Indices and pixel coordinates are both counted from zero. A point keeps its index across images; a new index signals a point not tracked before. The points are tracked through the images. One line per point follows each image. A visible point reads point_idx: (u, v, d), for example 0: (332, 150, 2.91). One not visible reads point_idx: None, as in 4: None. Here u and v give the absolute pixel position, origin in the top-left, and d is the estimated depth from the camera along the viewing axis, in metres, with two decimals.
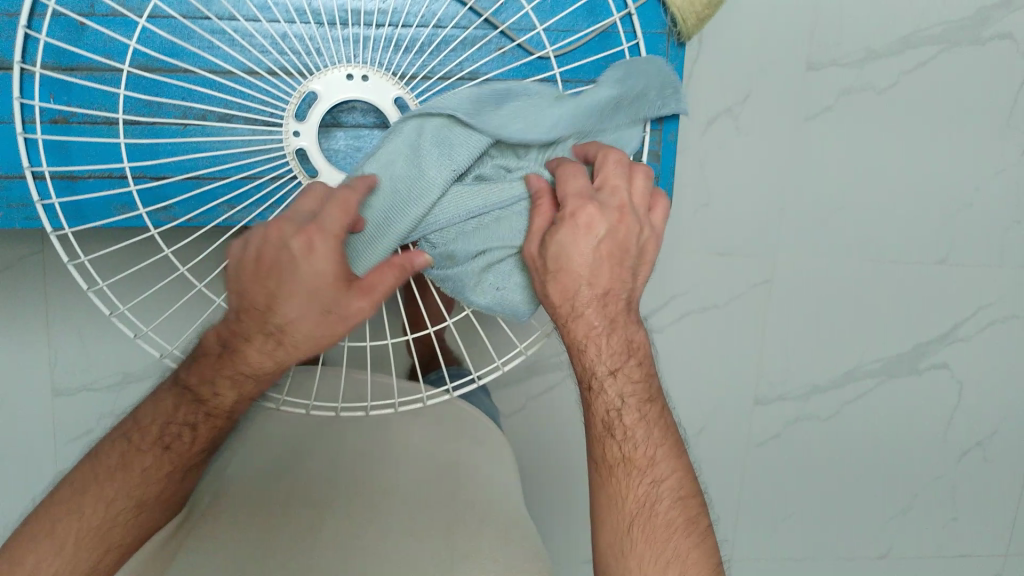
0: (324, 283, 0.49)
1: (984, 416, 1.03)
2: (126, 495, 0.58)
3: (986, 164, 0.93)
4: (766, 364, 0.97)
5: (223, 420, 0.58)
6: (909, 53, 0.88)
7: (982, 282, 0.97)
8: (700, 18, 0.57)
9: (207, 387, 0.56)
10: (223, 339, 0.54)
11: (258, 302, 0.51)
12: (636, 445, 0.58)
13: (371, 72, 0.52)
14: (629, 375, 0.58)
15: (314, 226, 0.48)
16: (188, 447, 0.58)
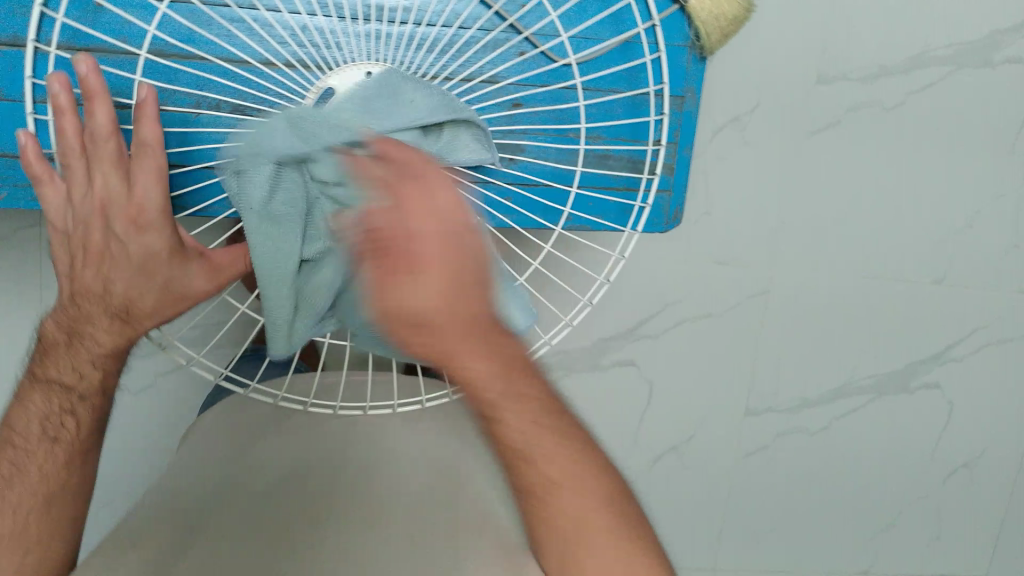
0: (159, 255, 0.49)
1: (972, 436, 1.03)
2: (30, 495, 0.55)
3: (989, 187, 0.93)
4: (758, 375, 0.97)
5: (99, 398, 0.57)
6: (918, 72, 0.88)
7: (977, 304, 0.97)
8: (721, 35, 0.58)
9: (68, 370, 0.55)
10: (69, 324, 0.53)
11: (93, 287, 0.50)
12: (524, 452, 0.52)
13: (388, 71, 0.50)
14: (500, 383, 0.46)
15: (133, 204, 0.47)
16: (76, 433, 0.57)
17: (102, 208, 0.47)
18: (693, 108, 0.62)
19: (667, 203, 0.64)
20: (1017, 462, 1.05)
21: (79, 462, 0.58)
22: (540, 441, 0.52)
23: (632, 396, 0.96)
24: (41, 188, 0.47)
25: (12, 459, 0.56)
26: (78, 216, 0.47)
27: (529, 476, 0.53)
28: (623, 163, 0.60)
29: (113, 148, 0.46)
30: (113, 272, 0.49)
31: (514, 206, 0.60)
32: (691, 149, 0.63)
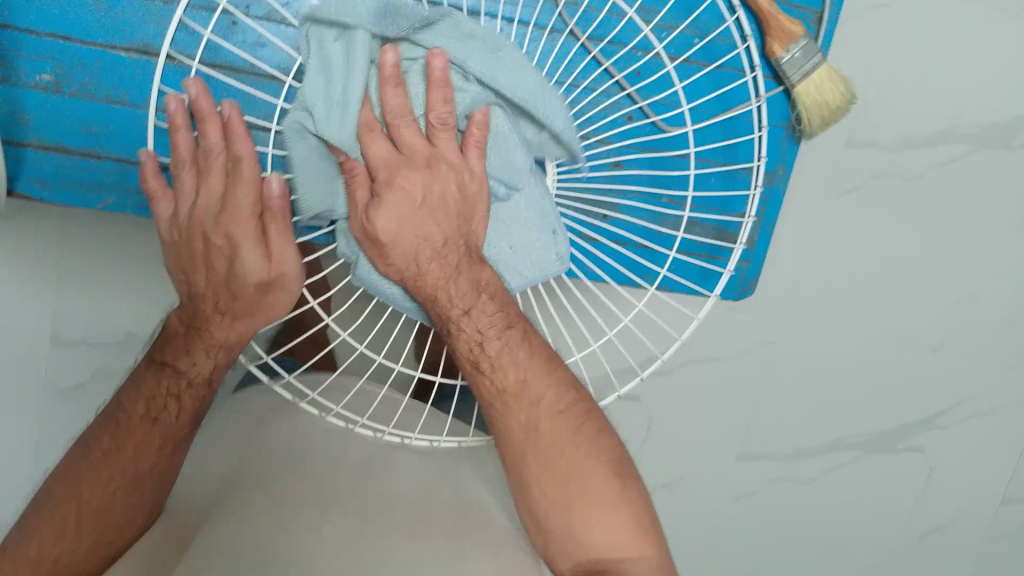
0: (256, 267, 0.56)
1: (948, 501, 1.06)
2: (122, 472, 0.60)
3: (994, 264, 0.96)
4: (756, 421, 0.99)
5: (205, 387, 0.62)
6: (941, 147, 0.91)
7: (969, 374, 1.00)
8: (821, 122, 0.68)
9: (184, 358, 0.61)
10: (188, 318, 0.60)
11: (198, 287, 0.58)
12: (512, 379, 0.64)
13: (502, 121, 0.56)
14: (484, 311, 0.61)
15: (236, 221, 0.54)
16: (175, 418, 0.62)
17: (206, 220, 0.55)
18: (780, 184, 0.74)
19: (743, 274, 0.77)
20: (987, 530, 1.08)
21: (170, 451, 0.62)
22: (536, 380, 0.65)
23: (632, 430, 0.97)
24: (156, 201, 0.55)
25: (112, 434, 0.61)
26: (186, 228, 0.55)
27: (520, 442, 0.65)
28: (709, 230, 0.69)
29: (218, 173, 0.53)
30: (216, 278, 0.57)
31: (600, 257, 0.70)
32: (772, 224, 0.76)
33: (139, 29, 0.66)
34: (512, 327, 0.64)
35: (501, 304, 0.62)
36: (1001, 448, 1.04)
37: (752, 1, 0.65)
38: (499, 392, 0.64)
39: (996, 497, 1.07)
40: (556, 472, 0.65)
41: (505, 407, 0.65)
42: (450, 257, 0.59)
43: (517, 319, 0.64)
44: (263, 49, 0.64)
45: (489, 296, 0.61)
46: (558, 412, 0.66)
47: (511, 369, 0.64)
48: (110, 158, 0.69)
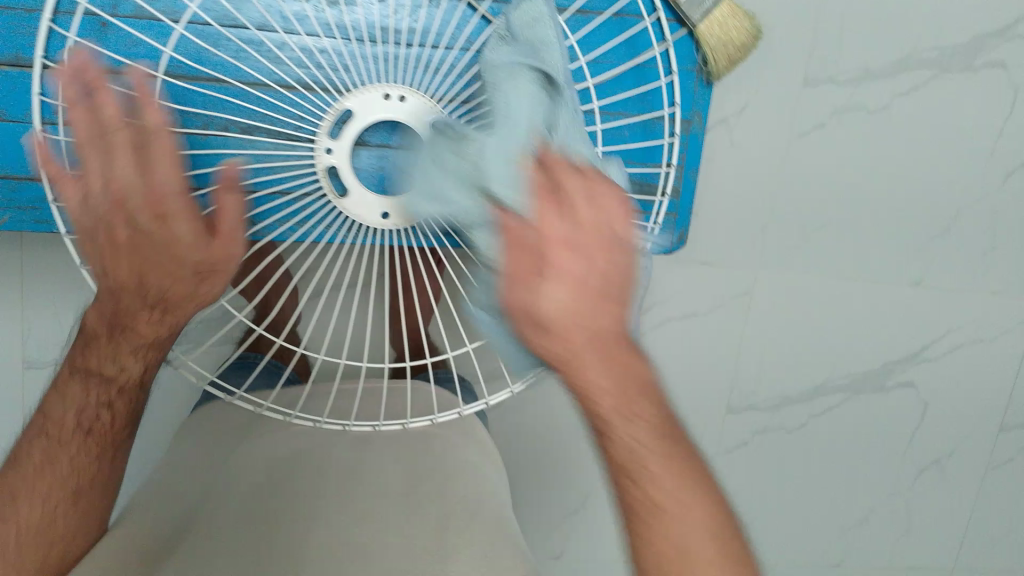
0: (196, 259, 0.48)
1: (945, 434, 1.05)
2: (59, 483, 0.59)
3: (968, 189, 0.94)
4: (740, 372, 0.99)
5: (137, 390, 0.59)
6: (902, 76, 0.89)
7: (953, 304, 0.99)
8: (728, 61, 0.67)
9: (111, 365, 0.56)
10: (111, 314, 0.52)
11: (124, 281, 0.48)
12: (628, 453, 0.48)
13: (408, 92, 0.53)
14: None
15: (165, 206, 0.46)
16: (109, 424, 0.60)
17: (120, 202, 0.45)
18: (700, 130, 0.71)
19: (673, 226, 0.75)
20: (988, 458, 1.07)
21: (107, 458, 0.61)
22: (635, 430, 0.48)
23: None
24: (60, 187, 0.46)
25: (42, 446, 0.59)
26: (95, 215, 0.46)
27: (620, 450, 0.49)
28: (630, 186, 0.67)
29: (131, 148, 0.45)
30: (142, 266, 0.48)
31: None
32: (696, 172, 0.73)
33: (8, 40, 0.64)
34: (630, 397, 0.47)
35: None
36: (994, 376, 1.03)
37: None
38: (612, 427, 0.48)
39: (994, 424, 1.06)
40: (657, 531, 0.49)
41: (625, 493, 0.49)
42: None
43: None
44: (137, 46, 0.61)
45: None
46: (678, 462, 0.49)
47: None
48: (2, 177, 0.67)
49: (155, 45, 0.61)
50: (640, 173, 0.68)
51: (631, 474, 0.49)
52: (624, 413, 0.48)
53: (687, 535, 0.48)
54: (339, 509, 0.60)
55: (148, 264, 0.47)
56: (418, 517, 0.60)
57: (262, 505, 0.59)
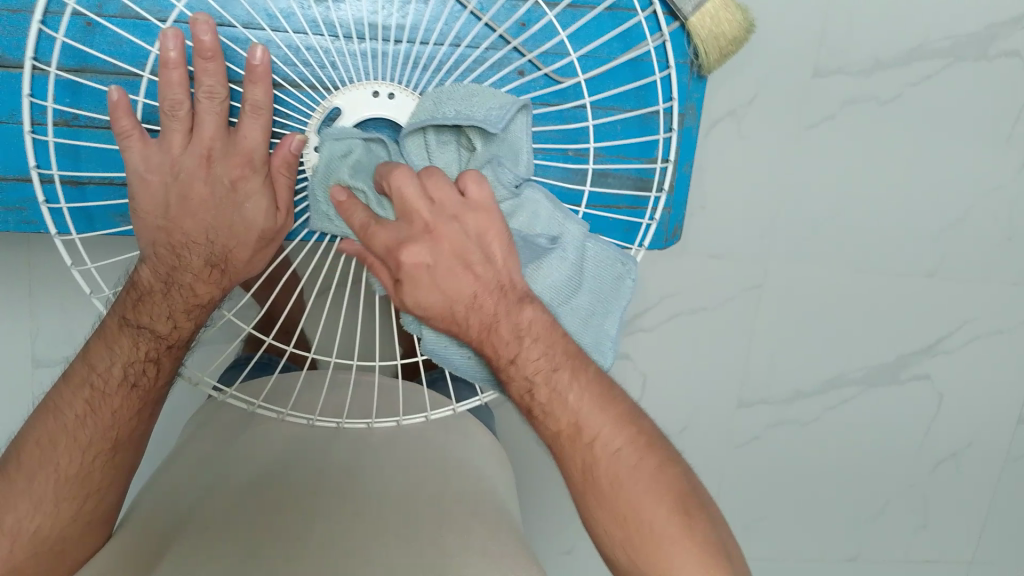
0: (259, 206, 0.55)
1: (961, 427, 1.04)
2: (100, 437, 0.58)
3: (984, 179, 0.93)
4: (752, 367, 0.98)
5: (183, 349, 0.59)
6: (914, 66, 0.88)
7: (968, 297, 0.98)
8: (720, 55, 0.65)
9: (162, 321, 0.57)
10: (167, 270, 0.56)
11: (196, 235, 0.55)
12: (565, 423, 0.58)
13: (397, 91, 0.55)
14: (531, 357, 0.57)
15: (241, 157, 0.54)
16: (154, 381, 0.59)
17: (208, 156, 0.54)
18: (693, 125, 0.70)
19: (666, 222, 0.74)
20: (1004, 452, 1.06)
21: (146, 416, 0.60)
22: (593, 421, 0.58)
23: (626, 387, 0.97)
24: (127, 142, 0.53)
25: (84, 397, 0.58)
26: (177, 170, 0.54)
27: (560, 425, 0.58)
28: (623, 180, 0.67)
29: (221, 112, 0.53)
30: (218, 221, 0.55)
31: None
32: (689, 165, 0.72)
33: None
34: (561, 370, 0.58)
35: (548, 345, 0.57)
36: (1010, 369, 1.02)
37: None
38: (558, 434, 0.58)
39: (1012, 416, 1.04)
40: (617, 505, 0.57)
41: (566, 455, 0.59)
42: (486, 306, 0.56)
43: (571, 359, 0.58)
44: (122, 45, 0.61)
45: (533, 341, 0.57)
46: (628, 438, 0.59)
47: (563, 413, 0.58)
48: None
49: (142, 44, 0.61)
50: (634, 169, 0.67)
51: (567, 446, 0.59)
52: (562, 385, 0.58)
53: (652, 519, 0.57)
54: (343, 507, 0.61)
55: (221, 217, 0.55)
56: (422, 514, 0.60)
57: (267, 504, 0.59)
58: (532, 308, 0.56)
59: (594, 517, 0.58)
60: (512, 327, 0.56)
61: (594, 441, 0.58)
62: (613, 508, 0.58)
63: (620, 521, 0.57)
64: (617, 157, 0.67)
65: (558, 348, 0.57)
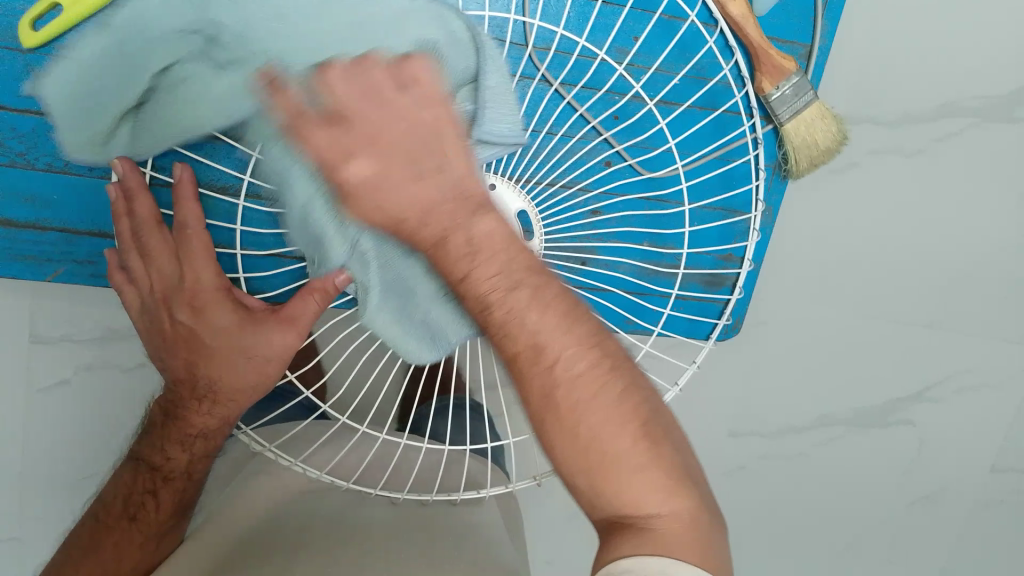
0: (231, 330, 0.58)
1: (939, 471, 1.06)
2: (100, 568, 0.59)
3: (993, 239, 0.94)
4: (746, 399, 0.98)
5: (183, 481, 0.63)
6: (943, 122, 0.88)
7: (963, 348, 0.99)
8: (810, 163, 0.73)
9: (157, 454, 0.62)
10: (165, 408, 0.62)
11: (179, 374, 0.60)
12: (521, 344, 0.46)
13: (499, 183, 0.62)
14: (511, 269, 0.47)
15: (190, 292, 0.58)
16: (155, 515, 0.61)
17: (164, 298, 0.59)
18: (769, 222, 0.80)
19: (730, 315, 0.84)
20: (977, 497, 1.08)
21: (155, 547, 0.61)
22: (552, 334, 0.45)
23: None
24: (122, 289, 0.61)
25: (103, 520, 0.61)
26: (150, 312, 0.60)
27: (534, 379, 0.46)
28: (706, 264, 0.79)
29: (165, 243, 0.60)
30: (187, 353, 0.59)
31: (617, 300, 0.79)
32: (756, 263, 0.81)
33: None
34: (520, 285, 0.46)
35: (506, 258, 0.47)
36: (992, 419, 1.04)
37: (743, 36, 0.70)
38: (514, 356, 0.46)
39: (987, 468, 1.07)
40: (576, 444, 0.45)
41: (521, 371, 0.46)
42: (456, 210, 0.47)
43: (531, 275, 0.47)
44: None
45: (492, 254, 0.47)
46: (612, 405, 0.45)
47: (519, 334, 0.46)
48: (56, 229, 0.75)
49: None
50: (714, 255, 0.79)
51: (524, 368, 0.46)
52: (526, 309, 0.46)
53: (625, 484, 0.44)
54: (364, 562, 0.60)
55: (191, 345, 0.59)
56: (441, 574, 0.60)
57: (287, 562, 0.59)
58: (489, 216, 0.47)
59: (555, 443, 0.45)
60: None
61: (558, 364, 0.45)
62: (592, 458, 0.45)
63: (581, 440, 0.45)
64: (698, 255, 0.78)
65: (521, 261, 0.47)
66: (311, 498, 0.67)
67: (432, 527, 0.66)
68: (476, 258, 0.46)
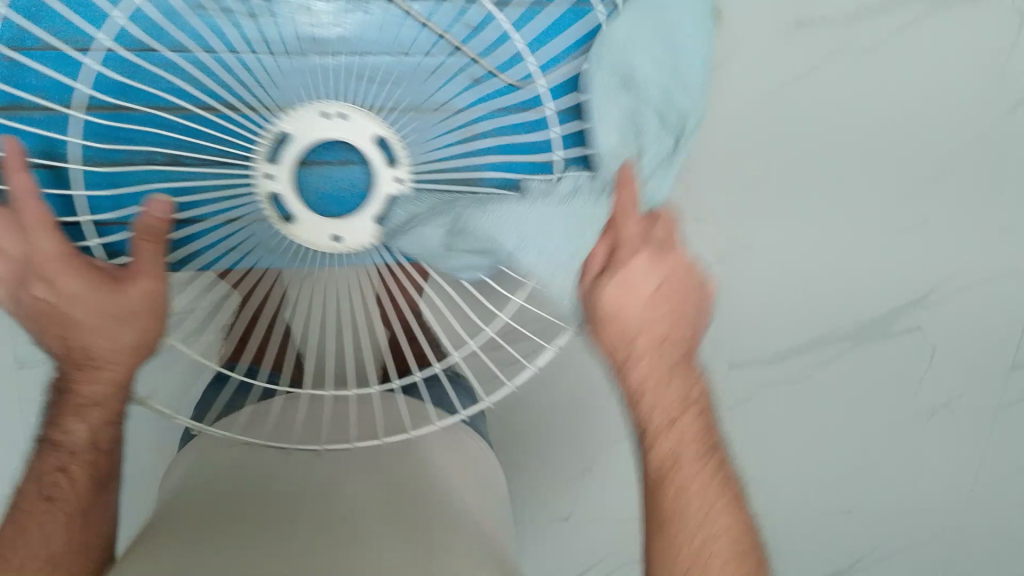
0: (89, 298, 0.58)
1: (955, 376, 1.03)
2: (29, 558, 0.63)
3: (972, 127, 0.90)
4: (740, 326, 0.96)
5: (90, 452, 0.65)
6: (899, 12, 0.85)
7: (960, 245, 0.96)
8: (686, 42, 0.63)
9: (59, 431, 0.64)
10: (61, 381, 0.63)
11: (60, 345, 0.61)
12: (655, 419, 0.62)
13: (347, 110, 0.57)
14: (685, 423, 0.63)
15: (41, 269, 0.57)
16: (72, 489, 0.65)
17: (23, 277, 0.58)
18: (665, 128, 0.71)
19: None
20: (1000, 398, 1.05)
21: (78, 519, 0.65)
22: (684, 448, 0.62)
23: None
24: None
25: (25, 506, 0.64)
26: (20, 293, 0.59)
27: (654, 468, 0.63)
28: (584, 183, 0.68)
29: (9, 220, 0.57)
30: (57, 327, 0.60)
31: None
32: None
33: None
34: (681, 417, 0.63)
35: (677, 304, 0.59)
36: (1004, 316, 1.00)
37: None
38: (646, 435, 0.63)
39: (1006, 367, 1.03)
40: (674, 499, 0.62)
41: (649, 444, 0.63)
42: (662, 356, 0.61)
43: (671, 369, 0.62)
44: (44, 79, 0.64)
45: (669, 380, 0.62)
46: (708, 485, 0.63)
47: (649, 400, 0.62)
48: None
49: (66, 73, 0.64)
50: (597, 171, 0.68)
51: (629, 403, 0.62)
52: (687, 462, 0.62)
53: (701, 526, 0.62)
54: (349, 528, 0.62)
55: (56, 318, 0.59)
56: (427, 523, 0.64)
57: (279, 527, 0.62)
58: (676, 253, 0.59)
59: (665, 513, 0.62)
60: (644, 281, 0.57)
61: (685, 484, 0.62)
62: (689, 516, 0.62)
63: (698, 508, 0.62)
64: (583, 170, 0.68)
65: (677, 394, 0.62)
66: (260, 459, 0.67)
67: (409, 518, 0.64)
68: (642, 369, 0.60)
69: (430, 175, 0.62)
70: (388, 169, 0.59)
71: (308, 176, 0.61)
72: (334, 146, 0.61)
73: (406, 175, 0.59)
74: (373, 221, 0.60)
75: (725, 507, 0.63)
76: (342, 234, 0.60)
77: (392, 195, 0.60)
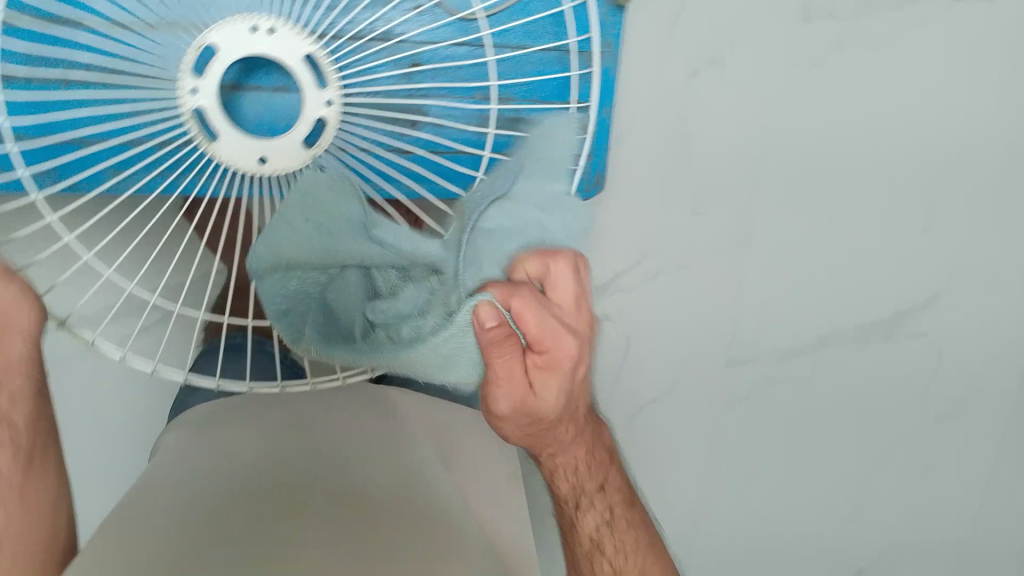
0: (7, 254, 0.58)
1: (964, 386, 1.00)
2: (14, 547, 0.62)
3: (984, 127, 0.89)
4: (741, 325, 0.94)
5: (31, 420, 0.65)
6: (908, 8, 0.84)
7: (968, 248, 0.94)
8: None
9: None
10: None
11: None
12: (576, 498, 0.72)
13: (277, 25, 0.51)
14: (611, 494, 0.75)
15: None
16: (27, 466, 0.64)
17: None
18: (612, 63, 0.70)
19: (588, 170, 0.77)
20: (1011, 410, 1.02)
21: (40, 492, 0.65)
22: (604, 502, 0.74)
23: (613, 350, 0.93)
24: None
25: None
26: None
27: (584, 538, 0.73)
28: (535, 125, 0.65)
29: None
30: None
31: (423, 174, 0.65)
32: (608, 108, 0.73)
33: None
34: (614, 517, 0.75)
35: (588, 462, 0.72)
36: (1013, 324, 0.98)
37: None
38: (572, 524, 0.74)
39: (1016, 377, 1.00)
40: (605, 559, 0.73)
41: (574, 541, 0.74)
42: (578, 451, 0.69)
43: (598, 480, 0.74)
44: None
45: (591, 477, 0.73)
46: (631, 534, 0.76)
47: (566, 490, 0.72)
48: None
49: None
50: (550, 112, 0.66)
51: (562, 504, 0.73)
52: (620, 517, 0.75)
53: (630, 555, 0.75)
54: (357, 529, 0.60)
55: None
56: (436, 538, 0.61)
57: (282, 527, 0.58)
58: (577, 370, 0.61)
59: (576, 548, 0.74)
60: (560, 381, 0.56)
61: (606, 544, 0.74)
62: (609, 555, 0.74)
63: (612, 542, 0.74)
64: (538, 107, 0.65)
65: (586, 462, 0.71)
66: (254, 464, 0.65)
67: (373, 525, 0.60)
68: (564, 472, 0.70)
69: (363, 96, 0.56)
70: (317, 90, 0.53)
71: (243, 103, 0.59)
72: (273, 71, 0.58)
73: (338, 98, 0.54)
74: (303, 147, 0.55)
75: (634, 540, 0.76)
76: (270, 156, 0.54)
77: (323, 118, 0.54)
